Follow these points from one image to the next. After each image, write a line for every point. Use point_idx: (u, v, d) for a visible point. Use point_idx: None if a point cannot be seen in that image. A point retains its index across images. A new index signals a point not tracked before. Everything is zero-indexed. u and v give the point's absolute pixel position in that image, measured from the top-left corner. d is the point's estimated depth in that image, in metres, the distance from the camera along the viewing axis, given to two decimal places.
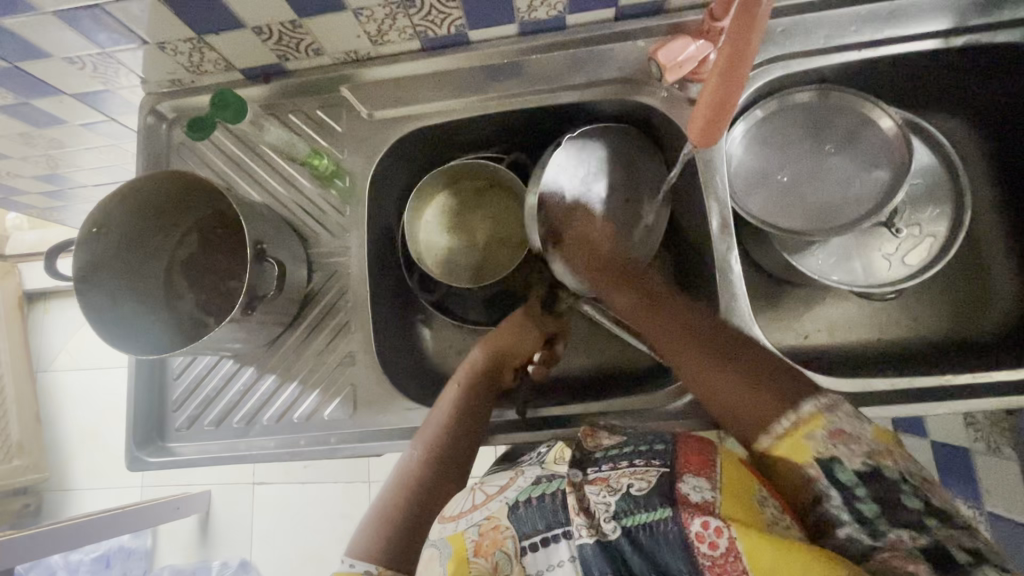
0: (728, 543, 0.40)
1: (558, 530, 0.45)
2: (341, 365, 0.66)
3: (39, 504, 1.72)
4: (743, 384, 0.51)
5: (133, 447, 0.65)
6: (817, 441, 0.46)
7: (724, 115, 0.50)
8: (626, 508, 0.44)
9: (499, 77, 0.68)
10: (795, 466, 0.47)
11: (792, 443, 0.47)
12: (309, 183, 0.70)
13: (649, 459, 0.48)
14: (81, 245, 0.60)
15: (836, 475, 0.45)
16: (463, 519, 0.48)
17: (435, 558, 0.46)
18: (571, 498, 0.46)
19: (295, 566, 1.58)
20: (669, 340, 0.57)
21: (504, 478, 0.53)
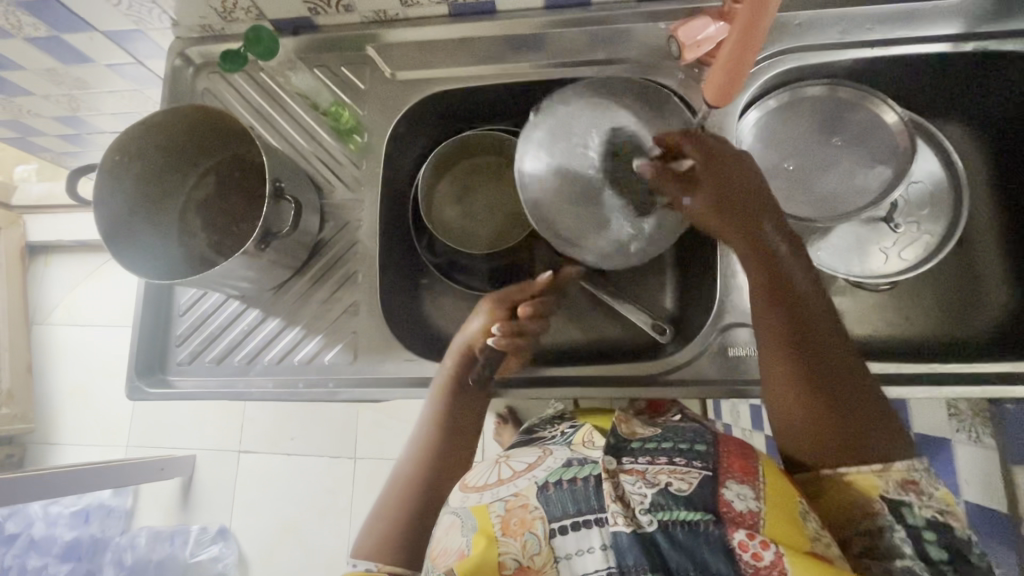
0: (773, 557, 0.44)
1: (591, 516, 0.49)
2: (344, 314, 0.67)
3: (23, 455, 1.72)
4: (835, 430, 0.54)
5: (134, 377, 0.66)
6: (888, 479, 0.52)
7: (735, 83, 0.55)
8: (663, 503, 0.49)
9: (522, 48, 0.70)
10: (858, 495, 0.52)
11: (860, 476, 0.53)
12: (328, 137, 0.72)
13: (689, 460, 0.53)
14: (104, 171, 0.61)
15: (903, 512, 0.51)
16: (488, 492, 0.53)
17: (458, 524, 0.51)
18: (608, 485, 0.50)
19: (274, 537, 1.58)
20: (793, 371, 0.56)
21: (532, 457, 0.59)
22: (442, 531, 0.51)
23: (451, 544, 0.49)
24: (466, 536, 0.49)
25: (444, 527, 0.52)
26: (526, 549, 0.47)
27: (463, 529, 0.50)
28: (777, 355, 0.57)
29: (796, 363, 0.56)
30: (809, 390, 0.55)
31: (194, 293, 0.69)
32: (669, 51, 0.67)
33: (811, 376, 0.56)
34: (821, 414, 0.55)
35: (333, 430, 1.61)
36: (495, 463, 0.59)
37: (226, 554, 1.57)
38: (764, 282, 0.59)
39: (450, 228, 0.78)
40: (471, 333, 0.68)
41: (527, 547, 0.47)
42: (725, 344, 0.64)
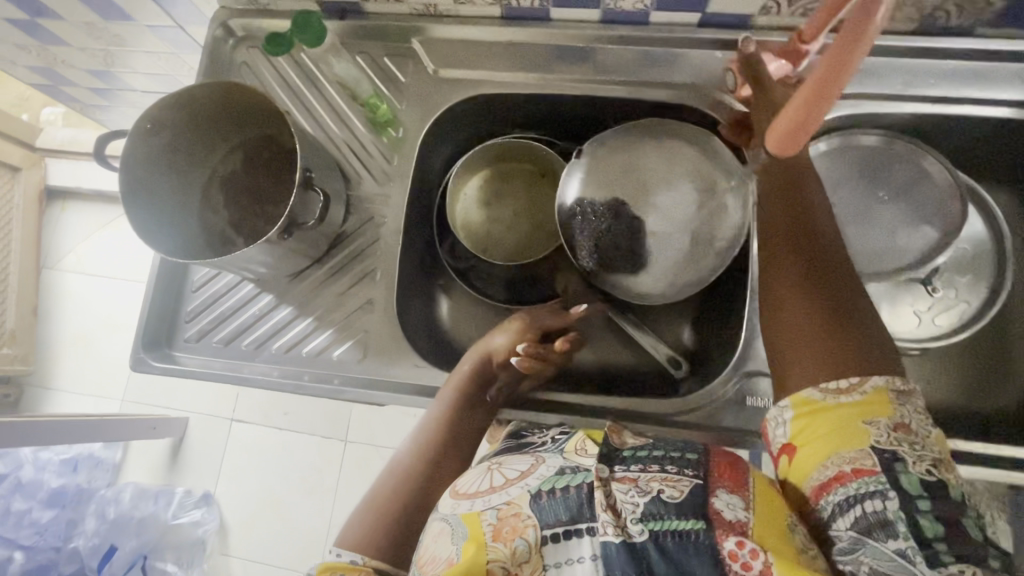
0: (762, 566, 0.40)
1: (583, 525, 0.44)
2: (358, 311, 0.66)
3: (19, 396, 1.72)
4: (825, 338, 0.49)
5: (139, 349, 0.64)
6: (877, 428, 0.44)
7: (805, 131, 0.48)
8: (655, 511, 0.44)
9: (570, 60, 0.68)
10: (843, 448, 0.44)
11: (846, 427, 0.45)
12: (362, 127, 0.70)
13: (681, 468, 0.47)
14: (133, 138, 0.60)
15: (898, 477, 0.42)
16: (480, 501, 0.48)
17: (445, 531, 0.47)
18: (599, 493, 0.45)
19: (256, 510, 1.58)
20: (793, 262, 0.53)
21: (523, 463, 0.53)
22: (428, 538, 0.47)
23: (439, 553, 0.45)
24: (455, 544, 0.45)
25: (432, 535, 0.48)
26: (516, 556, 0.43)
27: (453, 537, 0.45)
28: (780, 251, 0.54)
29: (799, 262, 0.53)
30: (804, 285, 0.52)
31: (208, 271, 0.68)
32: (722, 83, 0.65)
33: (810, 275, 0.52)
34: (811, 311, 0.50)
35: (327, 411, 1.61)
36: (487, 470, 0.54)
37: (207, 520, 1.58)
38: (775, 184, 0.58)
39: (472, 231, 0.75)
40: (492, 347, 0.67)
41: (517, 554, 0.43)
42: (742, 392, 0.62)
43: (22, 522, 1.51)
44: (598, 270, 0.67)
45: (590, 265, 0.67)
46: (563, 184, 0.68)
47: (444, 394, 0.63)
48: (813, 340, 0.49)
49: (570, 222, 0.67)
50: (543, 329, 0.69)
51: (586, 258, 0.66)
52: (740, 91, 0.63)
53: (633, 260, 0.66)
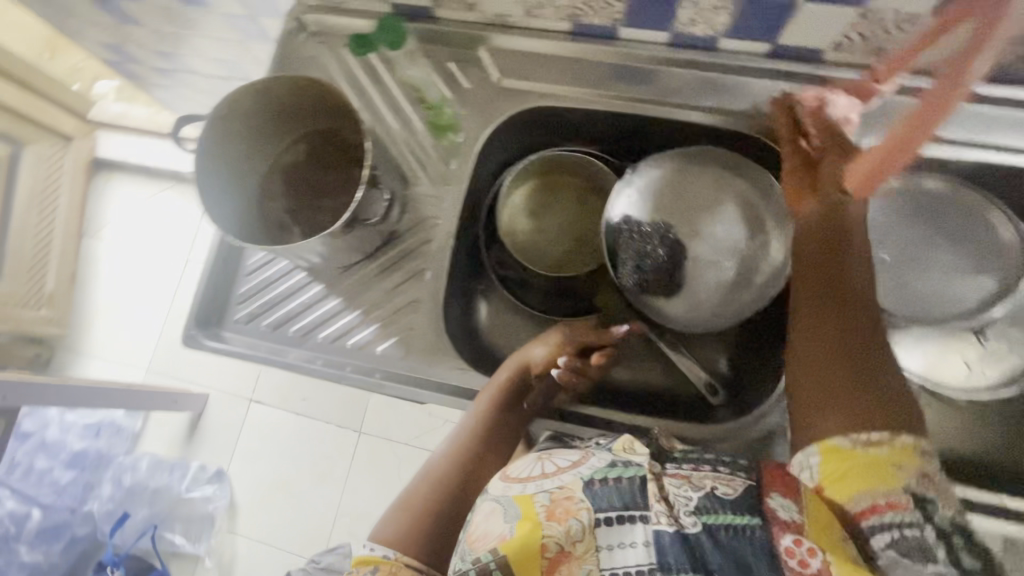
0: (820, 564, 0.42)
1: (635, 512, 0.47)
2: (404, 309, 0.67)
3: (50, 357, 1.76)
4: (849, 403, 0.45)
5: (191, 326, 0.66)
6: (912, 475, 0.43)
7: (888, 171, 0.50)
8: (710, 506, 0.47)
9: (634, 79, 0.69)
10: (876, 485, 0.43)
11: (878, 468, 0.43)
12: (421, 127, 0.72)
13: (733, 470, 0.50)
14: (210, 124, 0.61)
15: (926, 507, 0.42)
16: (533, 484, 0.51)
17: (497, 511, 0.50)
18: (652, 486, 0.49)
19: (266, 492, 1.60)
20: (820, 322, 0.49)
21: (574, 455, 0.55)
22: (480, 516, 0.50)
23: (492, 529, 0.48)
24: (508, 522, 0.48)
25: (483, 513, 0.50)
26: (570, 535, 0.45)
27: (505, 516, 0.49)
28: (806, 306, 0.51)
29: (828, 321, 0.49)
30: (831, 347, 0.48)
31: (263, 256, 0.70)
32: (787, 116, 0.63)
33: (837, 336, 0.48)
34: (837, 375, 0.47)
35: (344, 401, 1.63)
36: (538, 460, 0.56)
37: (218, 497, 1.60)
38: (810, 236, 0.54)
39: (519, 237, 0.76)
40: (532, 359, 0.67)
41: (571, 533, 0.46)
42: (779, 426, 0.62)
43: (43, 480, 1.55)
44: (638, 291, 0.68)
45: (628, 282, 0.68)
46: (612, 200, 0.68)
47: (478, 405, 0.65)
48: (837, 405, 0.46)
49: (617, 240, 0.67)
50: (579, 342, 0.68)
51: (627, 277, 0.67)
52: (809, 117, 0.61)
53: (673, 286, 0.65)
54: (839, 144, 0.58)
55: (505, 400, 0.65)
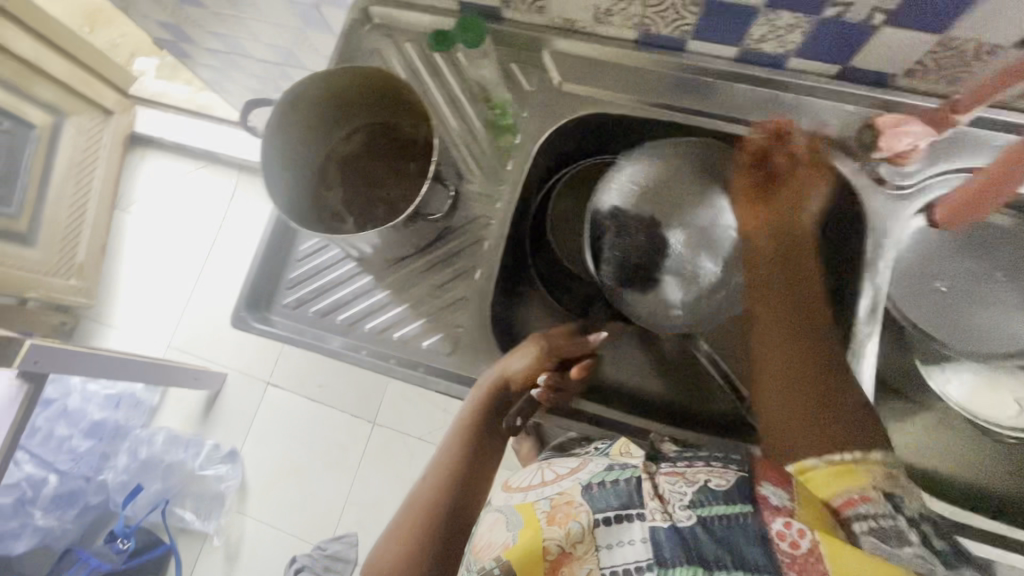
0: (810, 544, 0.41)
1: (633, 511, 0.47)
2: (452, 306, 0.67)
3: (75, 326, 1.78)
4: (799, 416, 0.52)
5: (241, 308, 0.67)
6: (873, 472, 0.46)
7: (980, 207, 0.58)
8: (704, 500, 0.47)
9: (697, 92, 0.68)
10: (843, 485, 0.46)
11: (846, 470, 0.47)
12: (478, 126, 0.72)
13: (726, 463, 0.51)
14: (279, 109, 0.61)
15: (897, 499, 0.45)
16: (534, 492, 0.53)
17: (501, 520, 0.52)
18: (646, 485, 0.49)
19: (278, 476, 1.61)
20: (777, 345, 0.57)
21: (574, 463, 0.59)
22: (484, 526, 0.52)
23: (497, 538, 0.50)
24: (512, 530, 0.50)
25: (488, 524, 0.52)
26: (571, 536, 0.46)
27: (509, 525, 0.50)
28: (764, 335, 0.59)
29: (779, 346, 0.57)
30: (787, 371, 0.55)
31: (315, 243, 0.70)
32: (856, 139, 0.63)
33: (788, 360, 0.56)
34: (790, 394, 0.54)
35: (360, 391, 1.63)
36: (537, 469, 0.60)
37: (230, 476, 1.61)
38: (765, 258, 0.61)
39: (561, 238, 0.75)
40: (510, 371, 0.64)
41: (571, 536, 0.47)
42: None
43: (61, 447, 1.56)
44: (617, 284, 0.65)
45: (607, 285, 0.66)
46: (602, 188, 0.66)
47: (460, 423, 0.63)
48: (784, 423, 0.53)
49: (603, 228, 0.65)
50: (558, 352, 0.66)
51: (607, 273, 0.65)
52: (882, 141, 0.61)
53: (654, 282, 0.63)
54: (793, 158, 0.62)
55: (485, 413, 0.63)
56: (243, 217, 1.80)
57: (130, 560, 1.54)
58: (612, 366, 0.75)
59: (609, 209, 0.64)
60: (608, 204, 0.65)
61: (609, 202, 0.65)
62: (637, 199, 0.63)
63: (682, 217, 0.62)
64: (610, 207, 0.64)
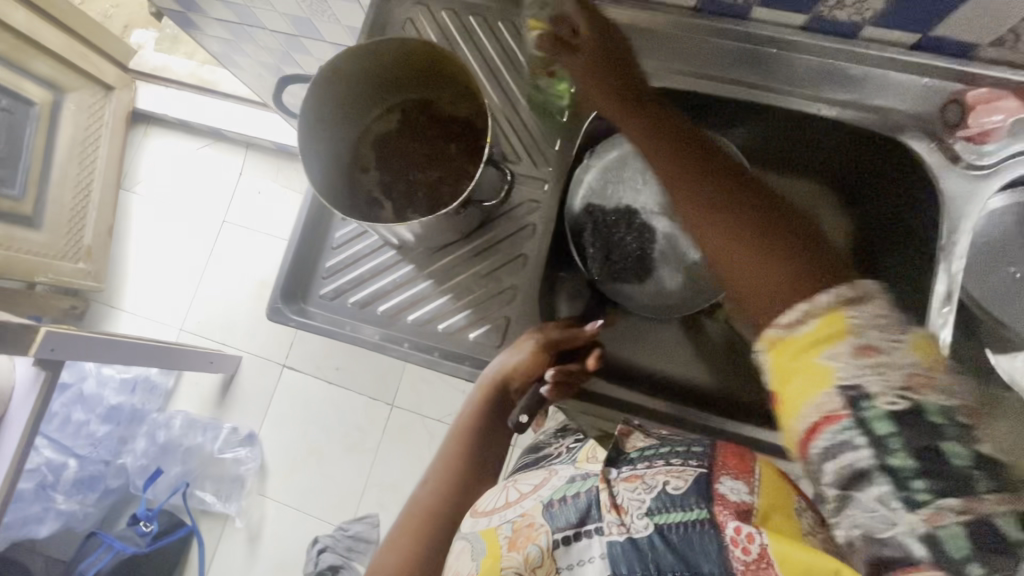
0: (761, 547, 0.37)
1: (591, 525, 0.43)
2: (498, 296, 0.65)
3: (85, 310, 1.75)
4: (785, 284, 0.37)
5: (278, 299, 0.65)
6: (840, 360, 0.33)
7: None
8: (661, 505, 0.42)
9: (760, 64, 0.63)
10: (810, 394, 0.34)
11: (803, 365, 0.35)
12: (523, 104, 0.68)
13: (684, 459, 0.45)
14: (316, 85, 0.57)
15: (866, 419, 0.32)
16: (498, 516, 0.48)
17: (467, 551, 0.47)
18: (604, 495, 0.44)
19: (296, 459, 1.59)
20: (706, 218, 0.41)
21: (538, 477, 0.52)
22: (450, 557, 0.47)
23: (462, 569, 0.45)
24: (475, 561, 0.45)
25: (455, 554, 0.48)
26: (530, 563, 0.43)
27: (472, 553, 0.46)
28: (709, 225, 0.41)
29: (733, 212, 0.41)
30: (734, 240, 0.40)
31: (353, 231, 0.67)
32: (942, 117, 0.59)
33: (743, 219, 0.40)
34: (761, 263, 0.38)
35: (378, 373, 1.61)
36: (504, 486, 0.52)
37: (250, 459, 1.60)
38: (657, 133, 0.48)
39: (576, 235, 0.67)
40: (508, 368, 0.61)
41: (530, 561, 0.43)
42: None
43: (79, 432, 1.53)
44: (604, 276, 0.68)
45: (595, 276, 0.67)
46: (571, 189, 0.67)
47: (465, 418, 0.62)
48: (766, 296, 0.37)
49: (582, 227, 0.67)
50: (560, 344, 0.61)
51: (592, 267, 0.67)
52: (971, 119, 0.58)
53: (643, 269, 0.67)
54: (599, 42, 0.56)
55: (484, 414, 0.62)
56: (251, 196, 1.75)
57: (154, 543, 1.51)
58: (652, 354, 0.73)
59: (583, 205, 0.67)
60: (584, 199, 0.67)
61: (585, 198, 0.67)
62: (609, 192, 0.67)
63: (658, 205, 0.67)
64: (585, 205, 0.67)
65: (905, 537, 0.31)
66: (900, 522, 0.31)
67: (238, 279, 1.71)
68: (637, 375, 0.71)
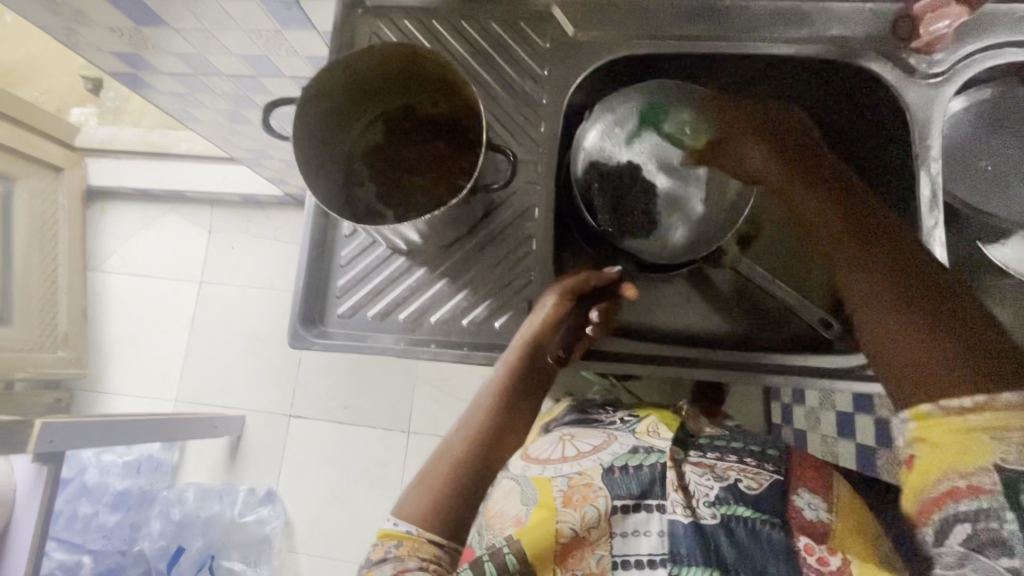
0: (839, 562, 0.46)
1: (653, 501, 0.52)
2: (516, 282, 0.66)
3: (70, 400, 1.67)
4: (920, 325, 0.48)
5: (297, 326, 0.65)
6: (1004, 444, 0.41)
7: None
8: (727, 498, 0.52)
9: (715, 19, 0.67)
10: (966, 464, 0.42)
11: (969, 447, 0.42)
12: (501, 92, 0.70)
13: (761, 462, 0.56)
14: (303, 103, 0.57)
15: (1010, 496, 0.40)
16: (551, 468, 0.57)
17: (514, 492, 0.55)
18: (670, 473, 0.54)
19: (321, 507, 1.54)
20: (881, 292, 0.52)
21: (597, 439, 0.61)
22: (500, 493, 0.56)
23: (508, 509, 0.54)
24: (525, 505, 0.53)
25: (502, 491, 0.56)
26: (585, 519, 0.51)
27: (523, 499, 0.54)
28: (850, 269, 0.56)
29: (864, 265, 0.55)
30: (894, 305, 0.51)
31: (358, 246, 0.67)
32: (895, 32, 0.64)
33: (912, 299, 0.50)
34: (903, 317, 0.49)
35: (388, 403, 1.58)
36: (559, 440, 0.62)
37: (273, 517, 1.53)
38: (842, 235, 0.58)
39: (584, 194, 0.69)
40: (538, 324, 0.63)
41: (586, 519, 0.51)
42: None
43: (89, 526, 1.45)
44: (615, 231, 0.70)
45: (608, 230, 0.69)
46: (572, 150, 0.69)
47: (493, 380, 0.64)
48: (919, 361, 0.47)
49: (589, 188, 0.69)
50: (581, 292, 0.65)
51: (603, 221, 0.69)
52: (921, 29, 0.62)
53: (649, 225, 0.69)
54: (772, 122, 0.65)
55: (519, 368, 0.63)
56: (226, 251, 1.71)
57: None
58: (665, 310, 0.74)
59: (584, 166, 0.68)
60: (584, 157, 0.68)
61: (585, 158, 0.69)
62: (608, 150, 0.68)
63: (659, 160, 0.68)
64: (588, 163, 0.68)
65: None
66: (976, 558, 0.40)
67: (227, 337, 1.67)
68: (656, 332, 0.72)
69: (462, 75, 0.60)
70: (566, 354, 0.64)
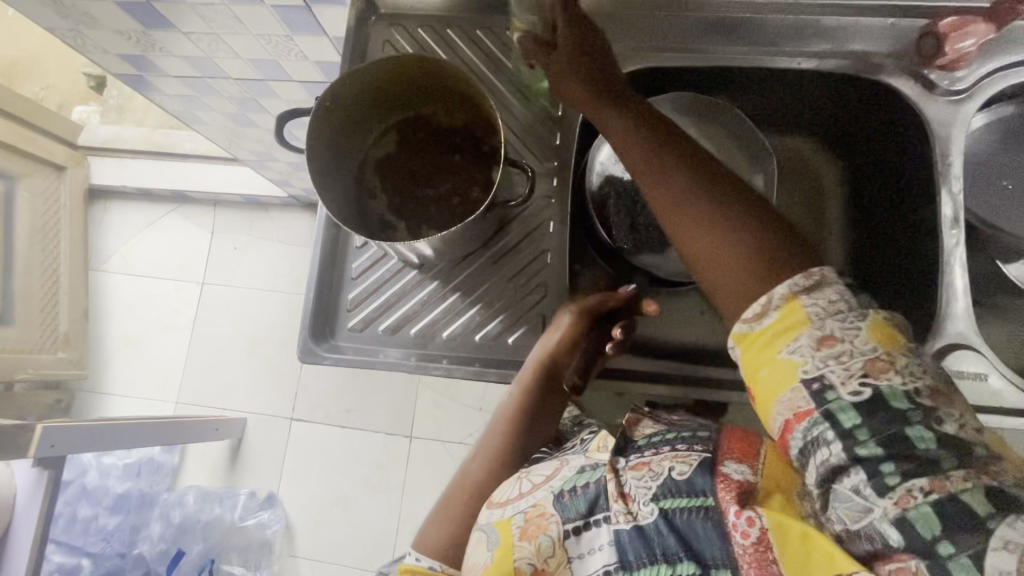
0: (758, 532, 0.38)
1: (600, 514, 0.45)
2: (531, 295, 0.66)
3: (70, 401, 1.65)
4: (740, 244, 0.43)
5: (307, 340, 0.64)
6: (801, 354, 0.38)
7: None
8: (668, 491, 0.43)
9: (735, 31, 0.66)
10: (784, 389, 0.38)
11: (774, 363, 0.39)
12: (517, 104, 0.70)
13: (690, 443, 0.46)
14: (315, 115, 0.56)
15: (832, 411, 0.36)
16: (511, 506, 0.49)
17: (483, 542, 0.48)
18: (611, 484, 0.46)
19: (323, 511, 1.53)
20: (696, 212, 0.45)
21: (549, 468, 0.53)
22: (470, 546, 0.49)
23: (477, 559, 0.47)
24: (490, 551, 0.47)
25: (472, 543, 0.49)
26: (541, 553, 0.45)
27: (487, 543, 0.47)
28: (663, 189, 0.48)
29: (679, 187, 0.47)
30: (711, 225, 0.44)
31: (369, 259, 0.66)
32: (919, 48, 0.63)
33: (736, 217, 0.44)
34: (729, 234, 0.43)
35: (391, 406, 1.57)
36: (517, 477, 0.54)
37: (274, 521, 1.52)
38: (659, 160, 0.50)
39: (599, 211, 0.65)
40: (553, 349, 0.62)
41: (542, 551, 0.45)
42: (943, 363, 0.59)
43: (88, 529, 1.43)
44: (630, 248, 0.65)
45: (625, 246, 0.65)
46: (587, 164, 0.65)
47: (508, 406, 0.63)
48: (736, 284, 0.42)
49: (604, 204, 0.65)
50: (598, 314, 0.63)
51: (620, 238, 0.65)
52: (947, 45, 0.60)
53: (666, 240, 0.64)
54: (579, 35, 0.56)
55: (535, 393, 0.62)
56: (228, 252, 1.70)
57: None
58: (675, 326, 0.72)
59: (597, 180, 0.65)
60: (599, 172, 0.64)
61: (600, 171, 0.64)
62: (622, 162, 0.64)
63: None
64: (602, 177, 0.64)
65: (880, 521, 0.34)
66: (876, 508, 0.34)
67: (229, 339, 1.66)
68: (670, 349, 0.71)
69: (478, 88, 0.59)
70: (582, 380, 0.61)
